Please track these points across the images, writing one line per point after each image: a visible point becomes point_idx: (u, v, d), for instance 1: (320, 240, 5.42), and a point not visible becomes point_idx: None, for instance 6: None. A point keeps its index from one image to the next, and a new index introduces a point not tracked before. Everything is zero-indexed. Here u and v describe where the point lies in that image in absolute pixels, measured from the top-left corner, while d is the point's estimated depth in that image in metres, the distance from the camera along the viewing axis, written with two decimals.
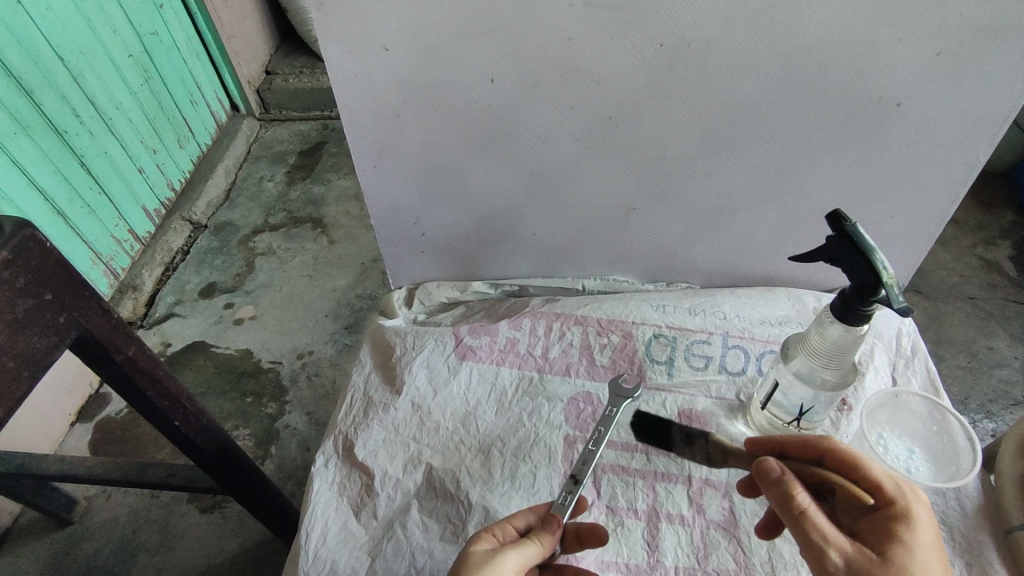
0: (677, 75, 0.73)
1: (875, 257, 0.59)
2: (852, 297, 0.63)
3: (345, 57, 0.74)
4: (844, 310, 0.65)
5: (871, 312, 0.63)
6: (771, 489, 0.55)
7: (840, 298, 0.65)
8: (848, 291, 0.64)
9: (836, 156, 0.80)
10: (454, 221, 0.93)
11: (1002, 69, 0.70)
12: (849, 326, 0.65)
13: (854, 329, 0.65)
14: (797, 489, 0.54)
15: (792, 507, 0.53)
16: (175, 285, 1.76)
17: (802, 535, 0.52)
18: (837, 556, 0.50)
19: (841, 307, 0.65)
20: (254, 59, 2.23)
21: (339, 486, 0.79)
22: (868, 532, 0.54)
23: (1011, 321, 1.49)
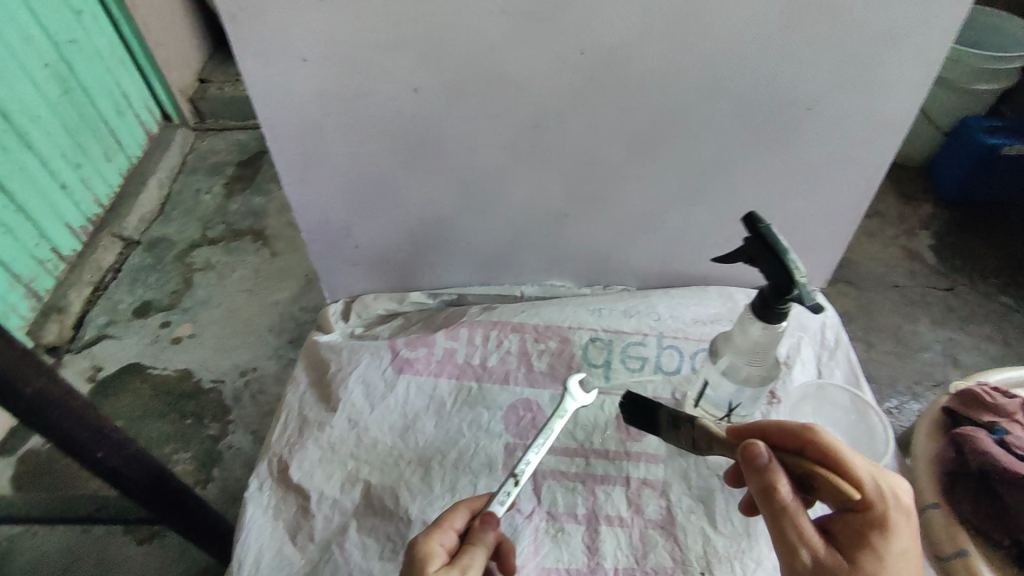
0: (599, 83, 0.74)
1: (789, 257, 0.61)
2: (771, 296, 0.64)
3: (263, 69, 0.72)
4: (763, 309, 0.66)
5: (788, 310, 0.65)
6: (754, 476, 0.54)
7: (759, 298, 0.66)
8: (766, 291, 0.65)
9: (755, 159, 0.83)
10: (388, 233, 0.92)
11: (901, 74, 0.74)
12: (769, 325, 0.67)
13: (774, 327, 0.67)
14: (779, 480, 0.52)
15: (774, 499, 0.52)
16: (106, 305, 1.68)
17: (779, 527, 0.51)
18: (806, 555, 0.50)
19: (761, 306, 0.66)
20: (185, 66, 2.15)
21: (274, 510, 0.77)
22: (842, 536, 0.52)
23: (933, 306, 1.57)
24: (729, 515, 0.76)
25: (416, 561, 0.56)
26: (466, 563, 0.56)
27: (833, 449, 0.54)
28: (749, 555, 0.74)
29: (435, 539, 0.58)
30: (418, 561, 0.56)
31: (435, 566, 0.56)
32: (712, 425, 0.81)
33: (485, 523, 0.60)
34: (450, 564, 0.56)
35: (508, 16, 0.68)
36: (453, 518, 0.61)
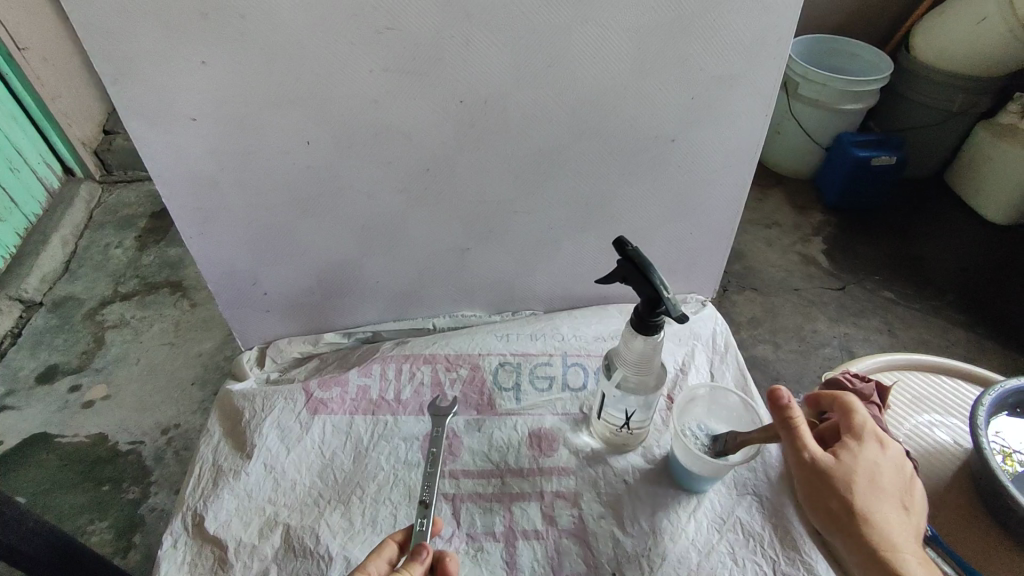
0: (481, 127, 0.80)
1: (655, 278, 0.67)
2: (646, 310, 0.71)
3: (151, 129, 0.74)
4: (642, 324, 0.72)
5: (661, 322, 0.72)
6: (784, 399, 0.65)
7: (637, 314, 0.72)
8: (641, 308, 0.72)
9: (633, 186, 0.92)
10: (296, 278, 0.94)
11: (745, 106, 0.85)
12: (648, 337, 0.73)
13: (652, 338, 0.74)
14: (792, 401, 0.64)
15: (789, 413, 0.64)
16: (6, 373, 1.59)
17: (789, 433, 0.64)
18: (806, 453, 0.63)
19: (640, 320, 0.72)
20: (87, 119, 2.10)
21: (190, 565, 0.77)
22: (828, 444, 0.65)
23: (828, 305, 1.71)
24: (636, 516, 0.82)
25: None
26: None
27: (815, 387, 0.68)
28: (655, 551, 0.79)
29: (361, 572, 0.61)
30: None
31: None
32: (614, 434, 0.87)
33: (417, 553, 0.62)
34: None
35: (387, 71, 0.73)
36: (384, 552, 0.65)
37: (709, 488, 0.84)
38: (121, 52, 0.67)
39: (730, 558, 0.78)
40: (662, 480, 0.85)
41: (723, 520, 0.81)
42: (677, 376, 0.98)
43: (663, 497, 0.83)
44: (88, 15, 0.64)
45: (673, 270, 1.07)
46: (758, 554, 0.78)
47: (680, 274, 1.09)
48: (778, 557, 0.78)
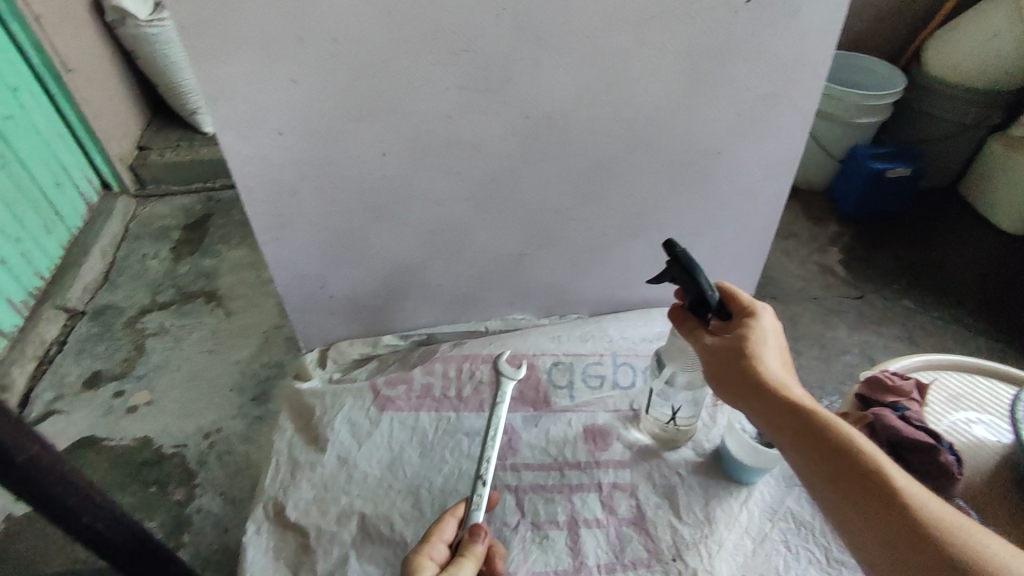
0: (543, 141, 0.86)
1: (701, 276, 0.71)
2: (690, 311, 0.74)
3: (242, 143, 0.80)
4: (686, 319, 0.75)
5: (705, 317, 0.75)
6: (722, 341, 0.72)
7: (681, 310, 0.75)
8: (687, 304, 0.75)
9: (680, 197, 0.97)
10: (362, 283, 1.00)
11: (786, 121, 0.91)
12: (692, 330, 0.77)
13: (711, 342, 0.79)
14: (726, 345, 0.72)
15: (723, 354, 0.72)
16: (53, 378, 1.63)
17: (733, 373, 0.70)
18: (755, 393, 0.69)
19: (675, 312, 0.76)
20: (124, 135, 2.17)
21: (274, 550, 0.82)
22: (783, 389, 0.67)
23: (848, 314, 1.73)
24: (691, 504, 0.86)
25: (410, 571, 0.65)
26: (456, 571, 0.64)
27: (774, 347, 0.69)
28: (711, 538, 0.84)
29: (426, 553, 0.67)
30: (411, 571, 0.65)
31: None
32: (664, 429, 0.92)
33: (474, 534, 0.68)
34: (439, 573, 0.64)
35: (461, 89, 0.79)
36: (440, 532, 0.71)
37: (758, 480, 0.88)
38: (224, 75, 0.74)
39: (783, 545, 0.84)
40: (713, 472, 0.90)
41: (773, 510, 0.87)
42: None
43: (714, 487, 0.88)
44: (201, 42, 0.71)
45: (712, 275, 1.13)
46: (809, 542, 0.84)
47: (718, 279, 1.14)
48: (830, 544, 0.83)
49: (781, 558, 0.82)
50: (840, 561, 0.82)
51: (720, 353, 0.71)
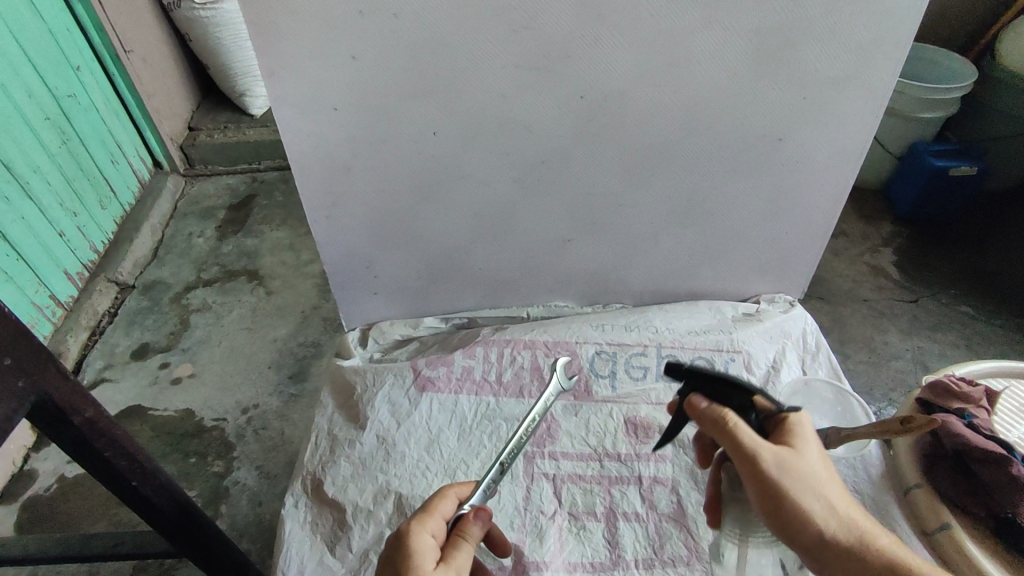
0: (599, 122, 0.84)
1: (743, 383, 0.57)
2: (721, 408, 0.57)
3: (296, 117, 0.80)
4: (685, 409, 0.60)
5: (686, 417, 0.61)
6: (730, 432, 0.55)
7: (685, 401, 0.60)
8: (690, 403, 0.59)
9: (736, 184, 0.93)
10: (406, 264, 1.00)
11: (857, 108, 0.86)
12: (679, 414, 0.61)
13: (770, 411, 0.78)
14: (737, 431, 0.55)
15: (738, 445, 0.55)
16: (104, 348, 1.68)
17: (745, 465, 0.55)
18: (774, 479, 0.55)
19: (704, 412, 0.57)
20: (176, 116, 2.21)
21: (311, 524, 0.82)
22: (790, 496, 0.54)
23: (901, 317, 1.58)
24: None
25: (412, 555, 0.56)
26: (458, 562, 0.57)
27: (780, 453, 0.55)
28: None
29: (428, 529, 0.59)
30: (413, 554, 0.56)
31: (428, 561, 0.56)
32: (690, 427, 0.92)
33: (477, 516, 0.61)
34: (442, 561, 0.57)
35: (518, 67, 0.77)
36: (442, 505, 0.62)
37: None
38: (283, 47, 0.73)
39: None
40: None
41: None
42: (768, 373, 0.98)
43: None
44: (264, 11, 0.70)
45: (764, 270, 1.08)
46: None
47: (770, 274, 1.09)
48: None
49: None
50: None
51: (786, 470, 0.54)
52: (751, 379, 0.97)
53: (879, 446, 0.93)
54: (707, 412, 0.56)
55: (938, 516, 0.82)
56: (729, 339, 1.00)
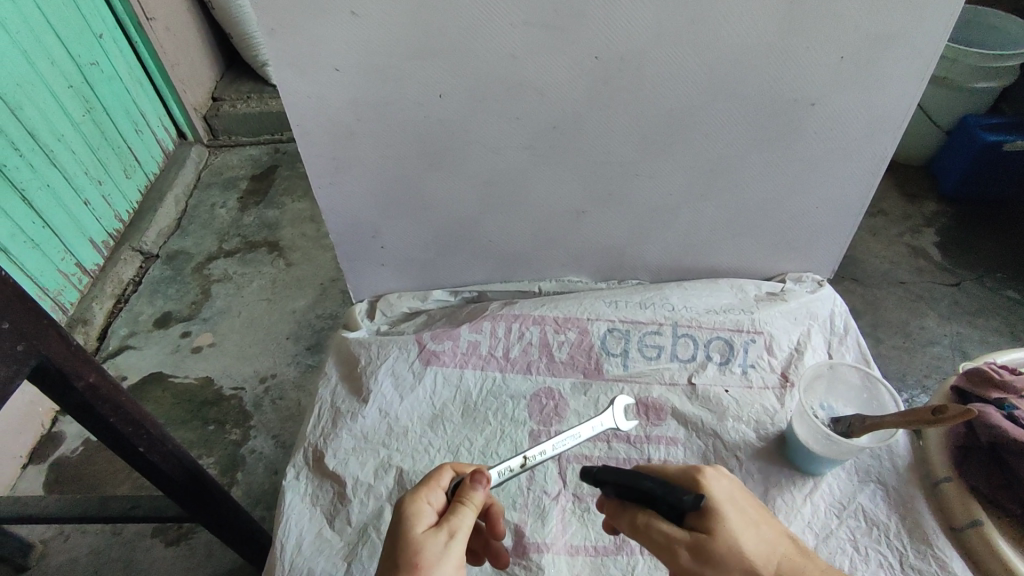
0: (614, 85, 0.78)
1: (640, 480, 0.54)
2: (634, 507, 0.56)
3: (297, 79, 0.77)
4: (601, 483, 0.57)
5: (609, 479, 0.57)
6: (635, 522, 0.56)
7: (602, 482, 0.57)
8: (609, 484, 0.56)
9: (763, 154, 0.87)
10: (414, 234, 0.97)
11: (898, 71, 0.79)
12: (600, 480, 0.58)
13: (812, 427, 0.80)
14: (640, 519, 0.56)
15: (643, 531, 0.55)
16: (129, 316, 1.58)
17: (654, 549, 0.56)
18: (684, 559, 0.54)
19: (619, 515, 0.57)
20: (200, 84, 2.05)
21: (311, 497, 0.82)
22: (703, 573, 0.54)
23: (940, 302, 1.48)
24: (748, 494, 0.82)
25: (405, 518, 0.57)
26: (456, 526, 0.57)
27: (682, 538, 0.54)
28: None
29: (425, 498, 0.59)
30: (407, 517, 0.57)
31: (421, 526, 0.57)
32: (705, 414, 0.88)
33: (475, 480, 0.60)
34: (437, 525, 0.57)
35: (528, 24, 0.72)
36: (440, 477, 0.62)
37: (828, 472, 0.83)
38: (281, 2, 0.69)
39: (851, 544, 0.78)
40: (776, 459, 0.84)
41: (842, 506, 0.81)
42: (791, 355, 0.93)
43: (778, 475, 0.83)
44: None
45: (791, 247, 1.02)
46: (882, 544, 0.78)
47: (798, 252, 1.03)
48: (906, 549, 0.77)
49: (847, 559, 0.77)
50: (916, 569, 0.76)
51: (693, 552, 0.54)
52: (771, 361, 0.92)
53: (908, 435, 0.87)
54: (618, 515, 0.57)
55: (968, 511, 0.78)
56: (750, 319, 0.94)
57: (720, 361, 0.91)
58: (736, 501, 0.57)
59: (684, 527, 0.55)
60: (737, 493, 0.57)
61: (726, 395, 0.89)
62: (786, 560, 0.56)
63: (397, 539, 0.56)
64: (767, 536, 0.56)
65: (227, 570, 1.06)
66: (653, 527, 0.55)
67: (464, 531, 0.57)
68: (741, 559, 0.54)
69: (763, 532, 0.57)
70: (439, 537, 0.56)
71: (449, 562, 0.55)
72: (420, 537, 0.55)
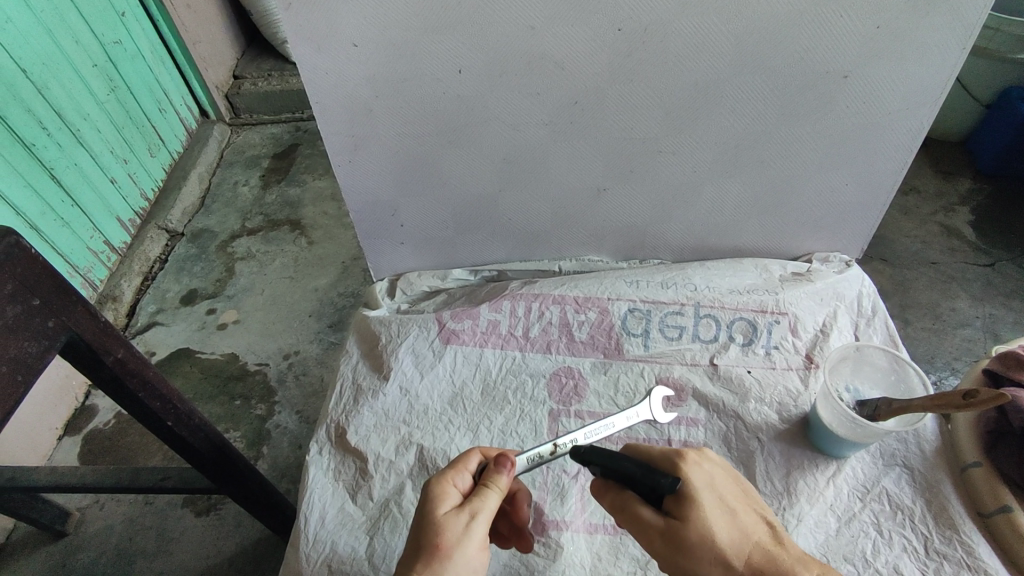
0: (636, 58, 0.76)
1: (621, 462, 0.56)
2: (616, 488, 0.58)
3: (315, 55, 0.76)
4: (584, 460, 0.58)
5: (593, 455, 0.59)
6: (618, 503, 0.58)
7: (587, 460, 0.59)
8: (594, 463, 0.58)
9: (792, 129, 0.85)
10: (433, 212, 0.97)
11: (935, 40, 0.75)
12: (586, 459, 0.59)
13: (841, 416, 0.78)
14: (621, 501, 0.58)
15: (623, 511, 0.58)
16: (156, 293, 1.61)
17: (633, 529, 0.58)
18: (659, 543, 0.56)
19: (602, 494, 0.60)
20: (221, 63, 2.05)
21: (334, 471, 0.83)
22: (676, 555, 0.56)
23: (972, 283, 1.43)
24: (770, 475, 0.81)
25: (430, 499, 0.58)
26: (481, 507, 0.57)
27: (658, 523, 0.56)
28: (790, 512, 0.78)
29: (451, 480, 0.60)
30: (432, 499, 0.58)
31: (446, 507, 0.58)
32: (727, 395, 0.87)
33: (500, 464, 0.61)
34: (461, 506, 0.58)
35: None
36: (468, 460, 0.63)
37: (852, 455, 0.82)
38: None
39: (874, 528, 0.77)
40: (799, 441, 0.83)
41: (866, 489, 0.80)
42: (816, 337, 0.91)
43: (800, 458, 0.82)
44: None
45: (819, 226, 1.00)
46: (906, 528, 0.77)
47: (825, 231, 1.00)
48: (931, 533, 0.76)
49: (870, 542, 0.76)
50: (941, 554, 0.74)
51: (666, 537, 0.55)
52: (796, 342, 0.90)
53: (936, 420, 0.86)
54: (602, 494, 0.59)
55: (996, 497, 0.76)
56: (774, 299, 0.92)
57: (743, 342, 0.90)
58: (714, 489, 0.57)
59: (661, 513, 0.56)
60: (716, 479, 0.58)
61: (748, 375, 0.88)
62: (760, 550, 0.56)
63: (423, 520, 0.57)
64: (744, 525, 0.57)
65: (254, 540, 1.09)
66: (632, 509, 0.57)
67: (486, 512, 0.57)
68: (712, 548, 0.55)
69: (740, 521, 0.57)
70: (460, 517, 0.56)
71: (471, 544, 0.55)
72: (442, 517, 0.56)
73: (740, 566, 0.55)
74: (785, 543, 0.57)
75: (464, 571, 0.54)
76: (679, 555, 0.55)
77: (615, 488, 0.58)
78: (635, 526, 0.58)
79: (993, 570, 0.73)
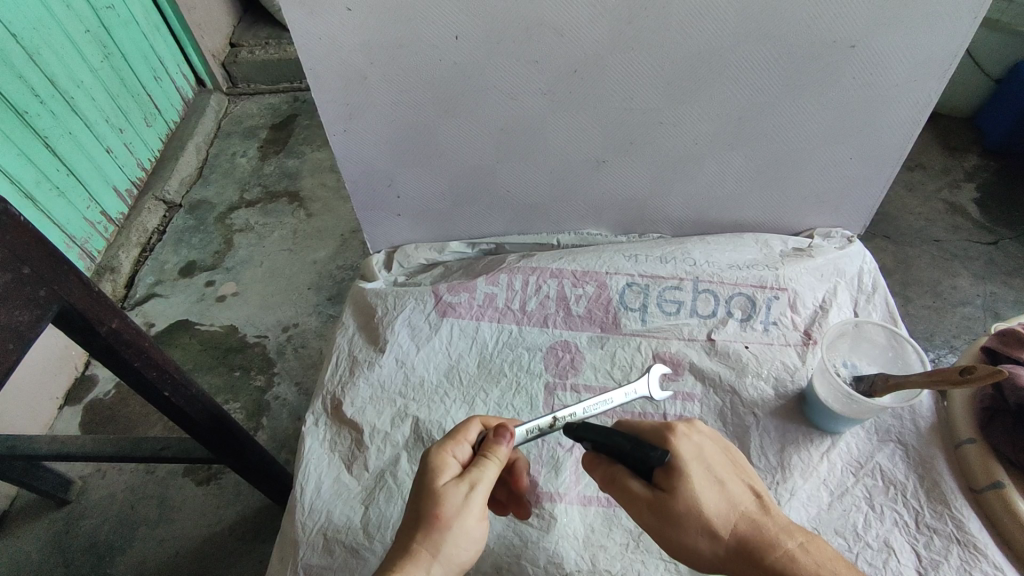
0: (639, 25, 0.74)
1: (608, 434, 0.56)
2: (606, 460, 0.59)
3: (308, 20, 0.74)
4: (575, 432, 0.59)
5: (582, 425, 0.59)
6: (607, 477, 0.59)
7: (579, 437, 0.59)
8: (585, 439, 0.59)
9: (796, 101, 0.83)
10: (430, 184, 0.96)
11: (946, 9, 0.72)
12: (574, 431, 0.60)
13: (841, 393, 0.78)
14: (611, 475, 0.58)
15: (615, 485, 0.58)
16: (155, 265, 1.60)
17: (623, 500, 0.58)
18: (648, 514, 0.56)
19: (592, 466, 0.60)
20: (217, 31, 2.00)
21: (330, 442, 0.84)
22: (665, 526, 0.56)
23: (974, 261, 1.42)
24: (765, 449, 0.81)
25: (429, 470, 0.58)
26: (481, 478, 0.57)
27: (647, 495, 0.56)
28: (785, 486, 0.79)
29: (451, 451, 0.60)
30: (431, 470, 0.58)
31: (446, 477, 0.58)
32: (723, 370, 0.87)
33: (499, 434, 0.61)
34: (460, 476, 0.58)
35: None
36: (468, 431, 0.63)
37: (846, 431, 0.82)
38: None
39: (866, 503, 0.78)
40: (795, 417, 0.83)
41: (859, 465, 0.81)
42: (815, 314, 0.90)
43: (795, 433, 0.82)
44: None
45: (820, 201, 0.98)
46: (898, 503, 0.77)
47: (827, 206, 0.99)
48: (923, 509, 0.76)
49: (861, 517, 0.76)
50: (931, 529, 0.75)
51: (653, 508, 0.56)
52: (794, 318, 0.90)
53: (932, 396, 0.86)
54: (592, 467, 0.60)
55: (989, 473, 0.76)
56: (774, 275, 0.91)
57: (741, 317, 0.90)
58: (703, 459, 0.57)
59: (651, 485, 0.57)
60: (705, 451, 0.58)
61: (746, 351, 0.87)
62: (746, 519, 0.56)
63: (422, 489, 0.57)
64: (731, 494, 0.57)
65: (254, 509, 1.10)
66: (620, 481, 0.58)
67: (485, 483, 0.58)
68: (698, 518, 0.55)
69: (727, 491, 0.57)
70: (460, 488, 0.56)
71: (471, 515, 0.56)
72: (442, 487, 0.56)
73: (724, 536, 0.55)
74: (772, 512, 0.57)
75: (462, 540, 0.55)
76: (668, 525, 0.56)
77: (606, 463, 0.59)
78: (624, 499, 0.58)
79: (982, 545, 0.73)
